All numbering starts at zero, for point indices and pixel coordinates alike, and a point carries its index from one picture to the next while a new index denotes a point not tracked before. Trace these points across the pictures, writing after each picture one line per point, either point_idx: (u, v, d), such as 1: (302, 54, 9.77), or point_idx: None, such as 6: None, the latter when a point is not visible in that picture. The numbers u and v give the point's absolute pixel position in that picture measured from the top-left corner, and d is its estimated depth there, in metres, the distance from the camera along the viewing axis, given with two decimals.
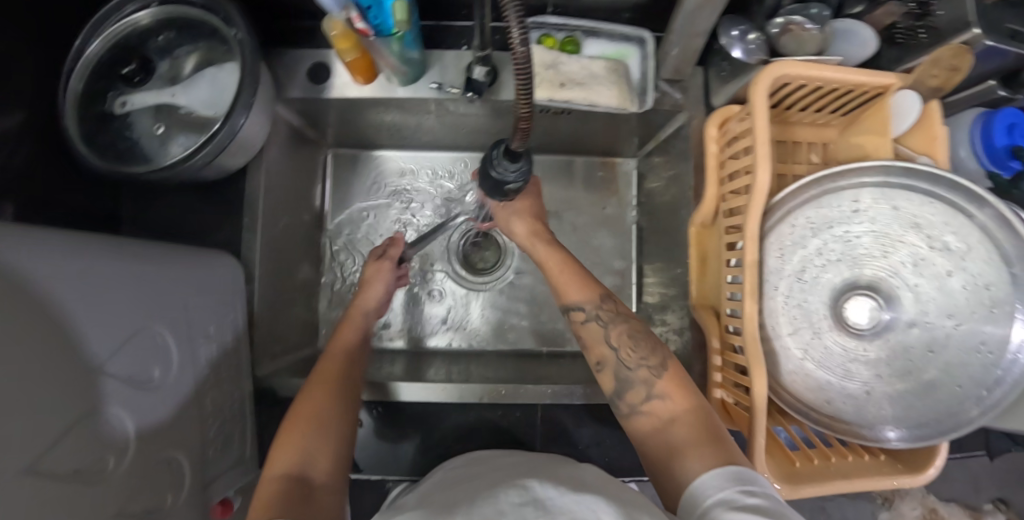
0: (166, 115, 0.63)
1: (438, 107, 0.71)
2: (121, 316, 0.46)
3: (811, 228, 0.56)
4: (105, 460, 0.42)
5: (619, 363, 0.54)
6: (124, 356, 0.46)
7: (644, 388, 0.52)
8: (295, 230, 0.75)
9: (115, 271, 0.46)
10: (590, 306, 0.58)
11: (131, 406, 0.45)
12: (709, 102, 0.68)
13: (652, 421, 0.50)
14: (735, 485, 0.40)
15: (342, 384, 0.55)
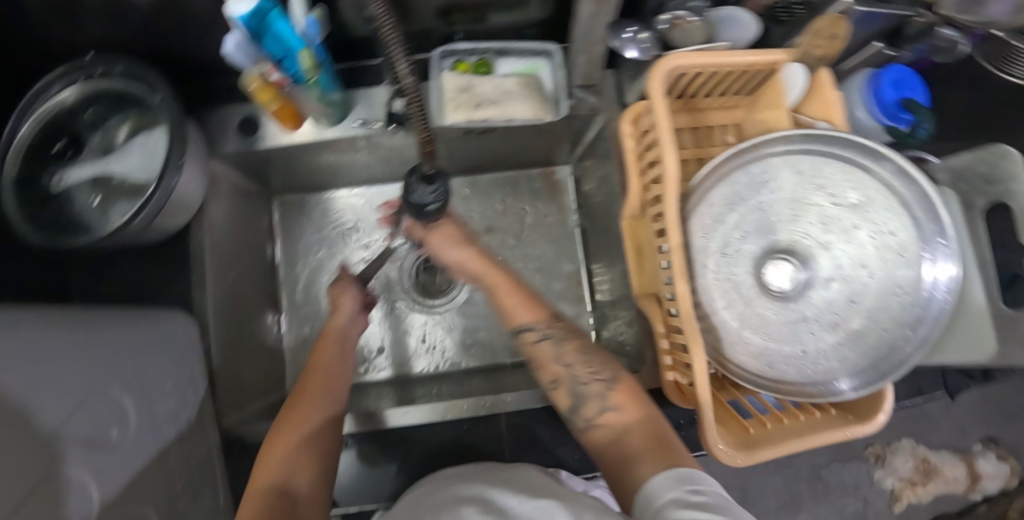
0: (102, 185, 0.64)
1: (367, 142, 0.74)
2: (69, 385, 0.47)
3: (727, 205, 0.59)
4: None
5: (573, 379, 0.53)
6: (79, 421, 0.47)
7: (600, 403, 0.51)
8: (248, 280, 0.77)
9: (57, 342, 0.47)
10: (541, 324, 0.57)
11: (93, 470, 0.46)
12: (623, 100, 0.71)
13: (607, 433, 0.49)
14: (682, 485, 0.40)
15: (330, 390, 0.56)
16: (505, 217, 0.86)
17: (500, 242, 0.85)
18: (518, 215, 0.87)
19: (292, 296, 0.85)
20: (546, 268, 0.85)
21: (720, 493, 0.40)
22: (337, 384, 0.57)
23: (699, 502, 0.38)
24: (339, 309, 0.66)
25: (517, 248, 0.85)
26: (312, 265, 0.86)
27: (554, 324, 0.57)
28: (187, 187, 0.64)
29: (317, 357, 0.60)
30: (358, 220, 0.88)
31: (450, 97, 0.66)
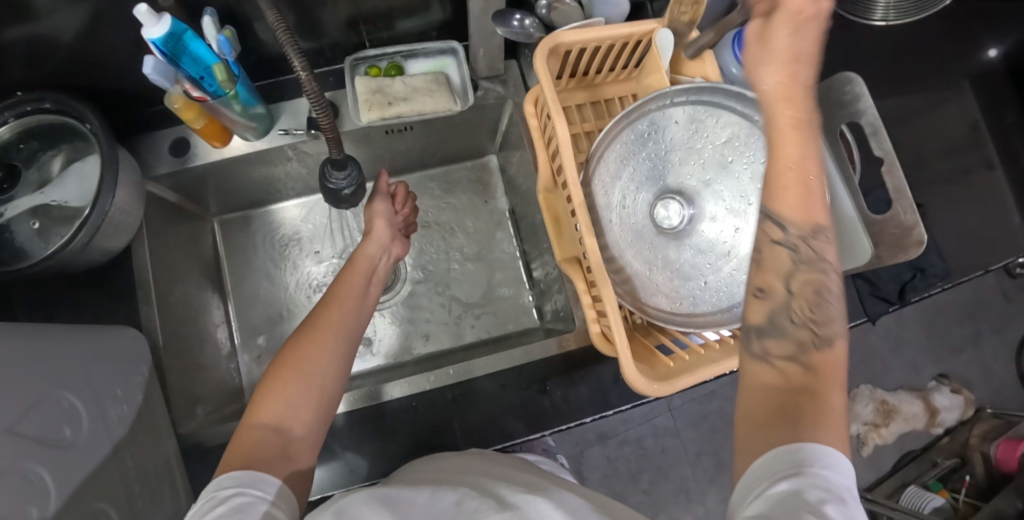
0: (42, 214, 0.68)
1: (295, 151, 0.79)
2: (16, 386, 0.51)
3: (621, 161, 0.64)
4: (24, 513, 0.46)
5: (789, 306, 0.41)
6: (28, 422, 0.51)
7: (791, 345, 0.40)
8: (195, 296, 0.80)
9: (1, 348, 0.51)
10: (795, 230, 0.41)
11: (44, 464, 0.50)
12: (527, 86, 0.78)
13: (780, 375, 0.40)
14: (807, 474, 0.33)
15: (342, 335, 0.56)
16: (443, 211, 0.92)
17: (438, 235, 0.90)
18: (452, 208, 0.92)
19: (241, 312, 0.89)
20: (484, 254, 0.90)
21: (844, 495, 0.32)
22: (351, 324, 0.58)
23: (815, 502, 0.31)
24: (372, 234, 0.69)
25: (455, 239, 0.90)
26: (259, 279, 0.90)
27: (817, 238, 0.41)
28: (125, 210, 0.68)
29: (331, 299, 0.60)
30: (297, 233, 0.93)
31: (364, 98, 0.71)
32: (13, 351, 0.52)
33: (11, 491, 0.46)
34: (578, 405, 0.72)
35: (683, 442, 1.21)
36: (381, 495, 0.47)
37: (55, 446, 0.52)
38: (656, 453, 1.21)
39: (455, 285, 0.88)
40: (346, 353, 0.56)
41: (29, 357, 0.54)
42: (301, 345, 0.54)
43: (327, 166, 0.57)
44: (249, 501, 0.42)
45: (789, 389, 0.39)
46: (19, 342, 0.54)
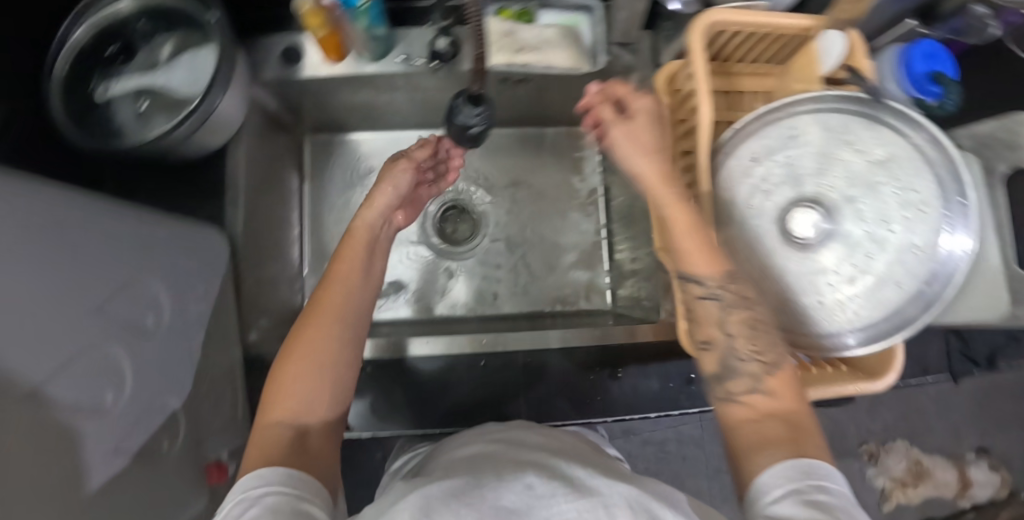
0: (147, 96, 0.65)
1: (405, 81, 0.75)
2: (109, 267, 0.49)
3: (756, 158, 0.60)
4: (103, 396, 0.45)
5: (731, 350, 0.50)
6: (117, 304, 0.49)
7: (749, 380, 0.48)
8: (275, 209, 0.78)
9: (102, 221, 0.49)
10: (713, 282, 0.51)
11: (125, 349, 0.49)
12: (658, 60, 0.73)
13: (750, 413, 0.47)
14: (807, 479, 0.38)
15: (346, 317, 0.50)
16: (533, 173, 0.89)
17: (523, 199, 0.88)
18: (542, 172, 0.89)
19: (315, 233, 0.87)
20: (565, 226, 0.87)
21: (848, 495, 0.38)
22: (359, 304, 0.52)
23: (820, 500, 0.36)
24: (372, 203, 0.59)
25: (538, 205, 0.88)
26: (339, 204, 0.89)
27: (732, 284, 0.51)
28: (231, 108, 0.66)
29: (331, 275, 0.53)
30: (382, 164, 0.90)
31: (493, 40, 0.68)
32: (113, 227, 0.51)
33: (94, 371, 0.45)
34: (643, 398, 0.70)
35: (706, 455, 1.17)
36: (457, 485, 0.33)
37: (139, 332, 0.51)
38: (676, 460, 1.18)
39: (532, 251, 0.86)
40: (355, 337, 0.50)
41: (127, 236, 0.52)
42: (302, 334, 0.48)
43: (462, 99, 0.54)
44: (282, 500, 0.37)
45: (789, 435, 0.43)
46: (122, 220, 0.52)
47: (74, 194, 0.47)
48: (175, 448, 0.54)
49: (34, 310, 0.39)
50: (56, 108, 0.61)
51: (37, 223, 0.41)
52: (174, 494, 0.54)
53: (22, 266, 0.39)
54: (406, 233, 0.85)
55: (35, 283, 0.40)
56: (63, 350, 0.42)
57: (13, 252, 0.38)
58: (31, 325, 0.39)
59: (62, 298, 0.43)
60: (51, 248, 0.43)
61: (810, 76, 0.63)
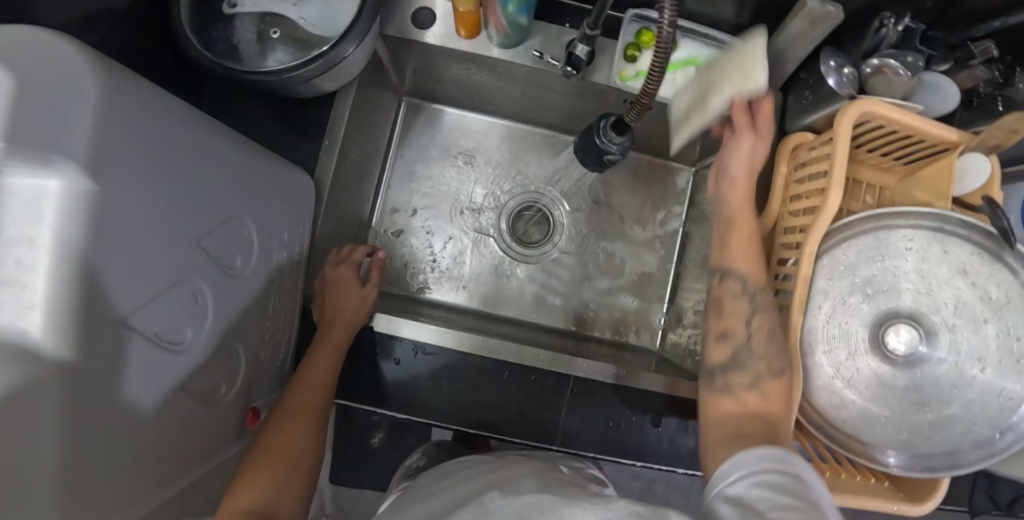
0: (272, 25, 0.63)
1: (529, 75, 0.74)
2: (213, 197, 0.46)
3: (864, 258, 0.59)
4: (181, 332, 0.43)
5: (746, 345, 0.54)
6: (213, 238, 0.47)
7: (750, 372, 0.53)
8: (359, 164, 0.76)
9: (216, 149, 0.47)
10: (748, 285, 0.56)
11: (210, 287, 0.46)
12: (783, 126, 0.72)
13: (742, 406, 0.51)
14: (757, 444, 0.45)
15: (314, 422, 0.57)
16: (614, 194, 0.88)
17: (600, 219, 0.88)
18: (625, 195, 0.88)
19: (390, 197, 0.86)
20: (634, 256, 0.87)
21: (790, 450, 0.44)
22: (320, 410, 0.59)
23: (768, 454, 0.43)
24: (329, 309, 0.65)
25: (612, 226, 0.87)
26: (419, 172, 0.87)
27: (763, 294, 0.56)
28: (355, 58, 0.64)
29: (293, 394, 0.58)
30: (472, 146, 0.88)
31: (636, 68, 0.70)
32: (223, 157, 0.48)
33: (179, 305, 0.43)
34: (684, 453, 0.69)
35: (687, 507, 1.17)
36: None
37: (228, 273, 0.49)
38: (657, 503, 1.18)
39: (595, 272, 0.86)
40: (315, 439, 0.56)
41: (235, 169, 0.50)
42: (271, 441, 0.53)
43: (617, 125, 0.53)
44: None
45: (766, 432, 0.47)
46: (231, 150, 0.50)
47: (191, 111, 0.45)
48: (230, 395, 0.52)
49: (131, 232, 0.37)
50: (184, 20, 0.58)
51: (154, 140, 0.39)
52: (218, 441, 0.52)
53: (134, 183, 0.37)
54: (480, 220, 0.87)
55: (140, 204, 0.38)
56: (154, 279, 0.40)
57: (126, 168, 0.36)
58: (127, 247, 0.37)
59: (165, 225, 0.41)
60: (164, 168, 0.40)
61: (940, 192, 0.62)
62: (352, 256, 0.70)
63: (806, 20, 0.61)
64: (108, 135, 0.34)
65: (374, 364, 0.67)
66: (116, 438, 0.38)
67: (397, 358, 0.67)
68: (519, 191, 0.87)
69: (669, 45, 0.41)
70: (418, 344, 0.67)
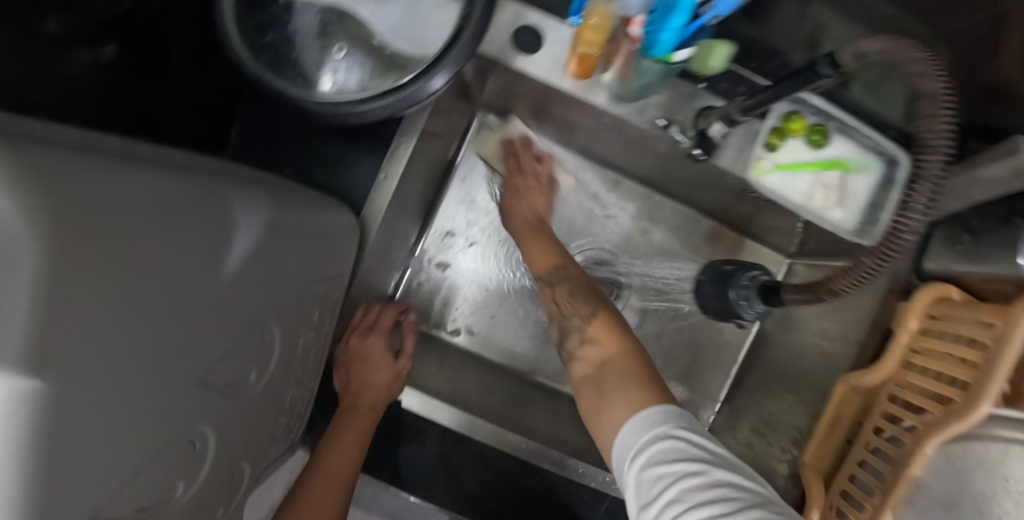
0: (342, 29, 0.49)
1: (638, 134, 0.60)
2: (225, 313, 0.36)
3: (984, 469, 0.51)
4: (171, 488, 0.35)
5: (559, 316, 0.58)
6: (223, 367, 0.37)
7: (581, 336, 0.55)
8: (413, 192, 0.64)
9: (237, 246, 0.36)
10: (545, 276, 0.62)
11: (212, 426, 0.37)
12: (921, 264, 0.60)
13: (585, 367, 0.53)
14: (647, 432, 0.43)
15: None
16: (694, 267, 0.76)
17: (668, 294, 0.76)
18: None
19: (441, 221, 0.74)
20: (694, 343, 0.76)
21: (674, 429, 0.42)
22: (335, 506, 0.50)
23: (660, 451, 0.40)
24: (359, 381, 0.56)
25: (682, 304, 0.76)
26: (477, 197, 0.74)
27: (556, 272, 0.61)
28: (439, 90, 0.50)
29: (310, 486, 0.50)
30: None
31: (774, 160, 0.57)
32: (246, 253, 0.37)
33: (169, 463, 0.34)
34: None
35: None
36: None
37: (233, 394, 0.39)
38: None
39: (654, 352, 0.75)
40: None
41: (259, 264, 0.39)
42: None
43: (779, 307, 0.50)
44: None
45: (624, 376, 0.48)
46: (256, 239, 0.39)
47: (214, 201, 0.34)
48: (228, 511, 0.44)
49: (115, 425, 0.27)
50: (231, 23, 0.45)
51: (152, 284, 0.28)
52: None
53: (119, 365, 0.26)
54: None
55: (129, 383, 0.27)
56: (143, 453, 0.31)
57: (106, 357, 0.25)
58: (108, 446, 0.27)
59: (161, 386, 0.31)
60: (162, 318, 0.29)
61: None
62: (382, 323, 0.60)
63: (1007, 168, 0.48)
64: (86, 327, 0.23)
65: (396, 438, 0.60)
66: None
67: (423, 438, 0.60)
68: (587, 244, 0.75)
69: (907, 246, 0.40)
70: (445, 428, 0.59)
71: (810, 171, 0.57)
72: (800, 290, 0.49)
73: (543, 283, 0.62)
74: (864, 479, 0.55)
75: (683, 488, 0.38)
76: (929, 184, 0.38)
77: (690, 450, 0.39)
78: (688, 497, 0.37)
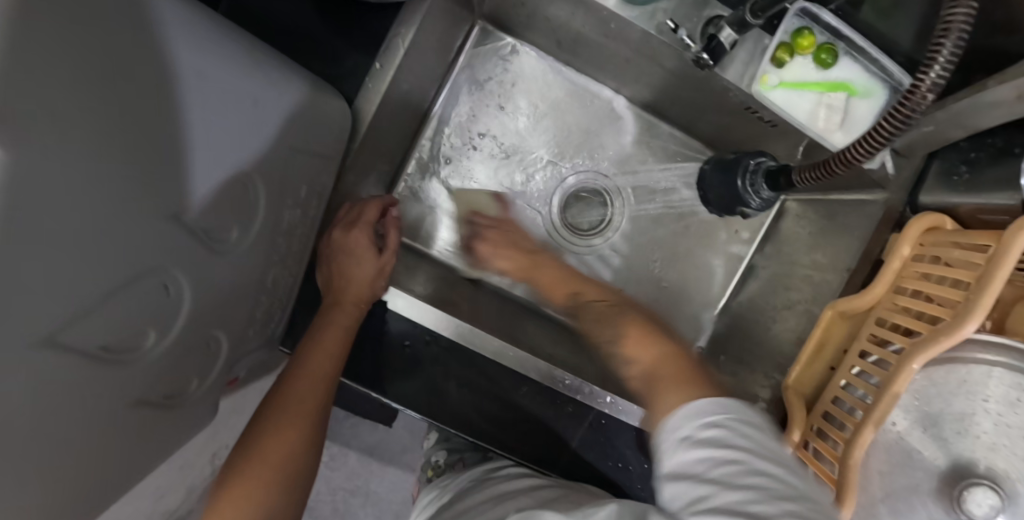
0: None
1: (643, 44, 0.58)
2: (195, 154, 0.33)
3: (957, 393, 0.52)
4: (141, 336, 0.33)
5: (591, 334, 0.49)
6: (198, 209, 0.35)
7: (616, 351, 0.45)
8: (407, 94, 0.61)
9: (208, 82, 0.34)
10: (582, 294, 0.54)
11: (189, 276, 0.36)
12: (914, 196, 0.60)
13: (636, 380, 0.42)
14: (691, 415, 0.36)
15: (318, 413, 0.48)
16: (687, 201, 0.75)
17: (660, 226, 0.75)
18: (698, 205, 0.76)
19: (435, 136, 0.72)
20: (685, 277, 0.76)
21: (720, 413, 0.35)
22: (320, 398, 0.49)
23: (705, 436, 0.34)
24: (345, 275, 0.54)
25: (673, 237, 0.76)
26: (473, 113, 0.72)
27: (601, 296, 0.52)
28: None
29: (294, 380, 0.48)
30: (543, 102, 0.73)
31: (779, 78, 0.56)
32: (214, 92, 0.34)
33: (142, 304, 0.32)
34: None
35: None
36: None
37: (210, 247, 0.37)
38: None
39: (641, 283, 0.75)
40: (319, 432, 0.48)
41: (235, 109, 0.36)
42: (267, 437, 0.45)
43: (787, 191, 0.47)
44: None
45: (671, 375, 0.39)
46: (230, 78, 0.36)
47: (166, 21, 0.31)
48: (203, 387, 0.43)
49: (69, 224, 0.25)
50: None
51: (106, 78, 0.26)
52: (184, 431, 0.44)
53: (72, 152, 0.24)
54: (530, 187, 0.74)
55: (87, 181, 0.25)
56: (107, 277, 0.29)
57: (57, 131, 0.23)
58: (66, 247, 0.25)
59: (126, 205, 0.28)
60: (117, 123, 0.27)
61: None
62: (366, 217, 0.56)
63: (1016, 91, 0.48)
64: (20, 83, 0.21)
65: (379, 343, 0.59)
66: (43, 482, 0.29)
67: (408, 343, 0.59)
68: (582, 167, 0.74)
69: (922, 107, 0.34)
70: (432, 333, 0.59)
71: (815, 91, 0.57)
72: (808, 167, 0.43)
73: (572, 308, 0.54)
74: (844, 399, 0.56)
75: (723, 476, 0.32)
76: (944, 52, 0.32)
77: (738, 443, 0.33)
78: (726, 481, 0.31)
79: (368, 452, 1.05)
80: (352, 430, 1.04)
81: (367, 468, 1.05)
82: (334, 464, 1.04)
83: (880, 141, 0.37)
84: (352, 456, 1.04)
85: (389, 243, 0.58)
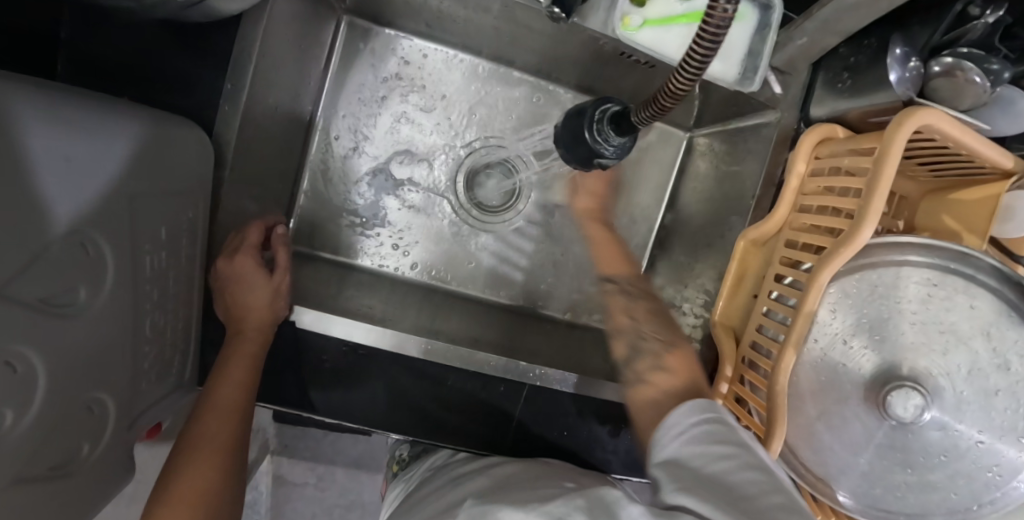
0: None
1: (503, 10, 0.56)
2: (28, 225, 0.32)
3: (869, 301, 0.52)
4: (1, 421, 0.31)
5: (635, 336, 0.54)
6: (25, 279, 0.32)
7: (653, 362, 0.50)
8: (281, 109, 0.59)
9: (16, 144, 0.31)
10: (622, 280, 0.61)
11: (41, 353, 0.34)
12: (806, 111, 0.59)
13: (650, 392, 0.48)
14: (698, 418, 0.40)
15: (233, 446, 0.47)
16: None
17: None
18: None
19: (324, 140, 0.69)
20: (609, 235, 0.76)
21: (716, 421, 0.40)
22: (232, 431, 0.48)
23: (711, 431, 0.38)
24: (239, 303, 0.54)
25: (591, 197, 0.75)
26: (354, 108, 0.70)
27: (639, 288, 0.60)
28: None
29: (205, 420, 0.47)
30: (429, 84, 0.71)
31: (644, 16, 0.54)
32: (58, 152, 0.34)
33: None
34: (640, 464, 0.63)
35: None
36: None
37: (54, 314, 0.35)
38: None
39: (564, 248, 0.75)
40: (236, 464, 0.47)
41: (55, 166, 0.34)
42: (180, 480, 0.43)
43: (632, 133, 0.46)
44: None
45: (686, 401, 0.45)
46: (65, 138, 0.35)
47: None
48: (97, 452, 0.43)
49: None
50: None
51: None
52: (92, 497, 0.44)
53: None
54: (433, 175, 0.72)
55: None
56: None
57: None
58: None
59: None
60: None
61: (973, 225, 0.53)
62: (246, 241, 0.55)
63: None
64: None
65: (296, 364, 0.58)
66: None
67: (327, 359, 0.58)
68: (479, 145, 0.73)
69: (725, 25, 0.30)
70: (349, 343, 0.58)
71: (682, 23, 0.55)
72: (643, 105, 0.41)
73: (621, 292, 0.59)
74: (766, 326, 0.56)
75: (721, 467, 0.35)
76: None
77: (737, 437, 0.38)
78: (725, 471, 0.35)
79: (354, 465, 1.06)
80: (334, 448, 1.04)
81: (356, 480, 1.06)
82: (324, 484, 1.05)
83: (694, 71, 0.34)
84: (339, 471, 1.05)
85: (282, 261, 0.57)
